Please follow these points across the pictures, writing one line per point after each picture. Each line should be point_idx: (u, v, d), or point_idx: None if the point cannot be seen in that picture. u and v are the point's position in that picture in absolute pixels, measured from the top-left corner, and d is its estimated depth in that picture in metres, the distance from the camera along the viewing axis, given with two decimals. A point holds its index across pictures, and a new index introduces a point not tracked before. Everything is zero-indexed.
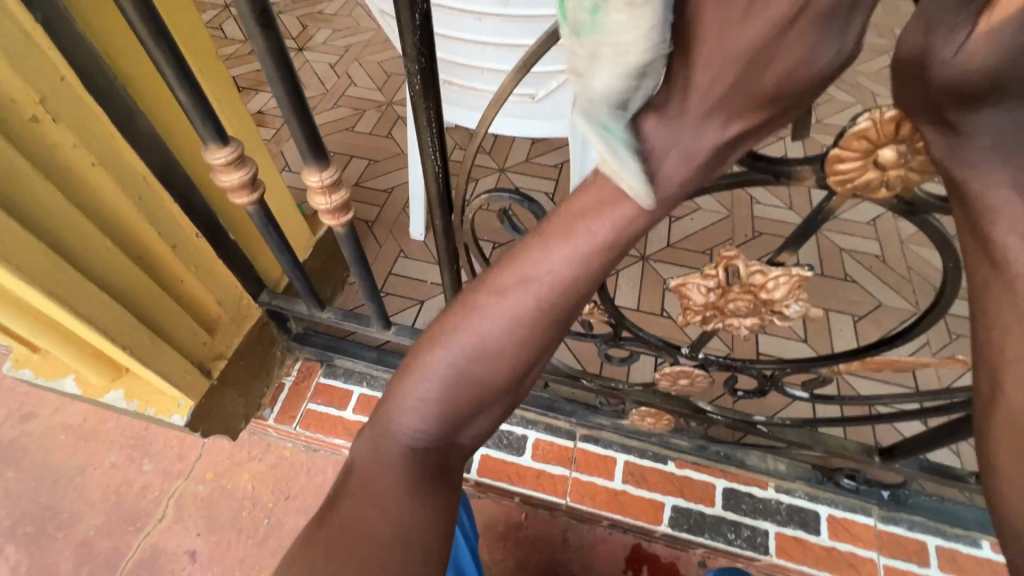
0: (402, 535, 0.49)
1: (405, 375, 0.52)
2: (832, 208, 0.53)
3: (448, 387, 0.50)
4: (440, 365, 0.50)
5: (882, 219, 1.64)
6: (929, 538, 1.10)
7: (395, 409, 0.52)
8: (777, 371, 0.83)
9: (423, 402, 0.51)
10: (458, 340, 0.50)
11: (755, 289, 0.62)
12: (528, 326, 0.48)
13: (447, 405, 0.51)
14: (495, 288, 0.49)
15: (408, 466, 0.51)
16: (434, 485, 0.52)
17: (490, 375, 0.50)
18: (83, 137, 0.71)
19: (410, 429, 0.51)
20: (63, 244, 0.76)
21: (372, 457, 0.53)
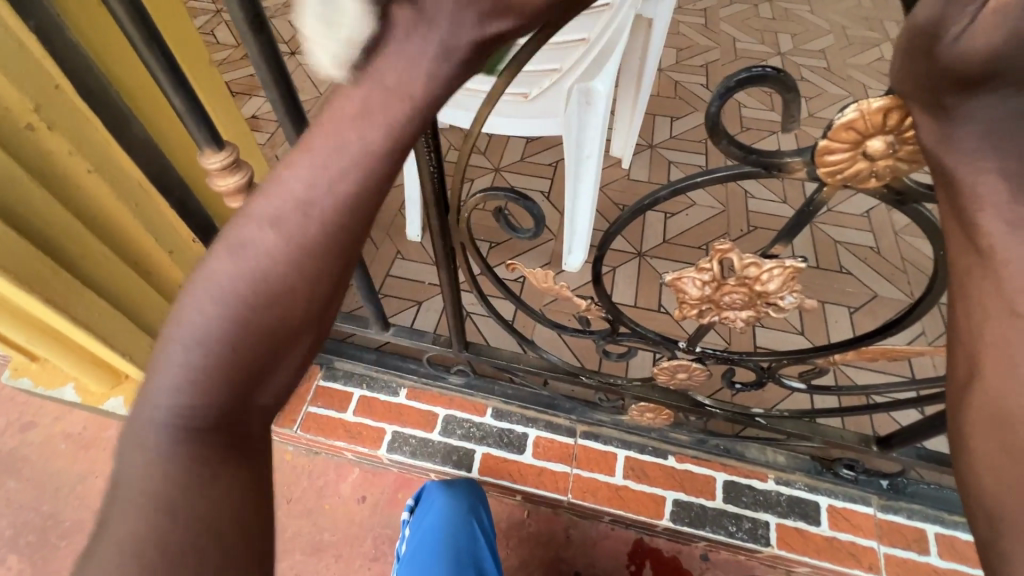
0: (196, 533, 0.38)
1: (162, 347, 0.41)
2: (822, 199, 0.53)
3: (222, 338, 0.40)
4: (209, 318, 0.40)
5: (876, 210, 1.65)
6: (928, 525, 1.11)
7: (156, 388, 0.40)
8: (774, 363, 0.84)
9: (194, 368, 0.40)
10: (227, 280, 0.41)
11: (749, 281, 0.62)
12: (324, 255, 0.42)
13: (227, 360, 0.41)
14: (268, 218, 0.41)
15: (188, 452, 0.39)
16: (231, 464, 0.41)
17: (279, 311, 0.42)
18: (78, 144, 0.71)
19: (180, 406, 0.40)
20: (58, 251, 0.77)
21: (138, 459, 0.40)
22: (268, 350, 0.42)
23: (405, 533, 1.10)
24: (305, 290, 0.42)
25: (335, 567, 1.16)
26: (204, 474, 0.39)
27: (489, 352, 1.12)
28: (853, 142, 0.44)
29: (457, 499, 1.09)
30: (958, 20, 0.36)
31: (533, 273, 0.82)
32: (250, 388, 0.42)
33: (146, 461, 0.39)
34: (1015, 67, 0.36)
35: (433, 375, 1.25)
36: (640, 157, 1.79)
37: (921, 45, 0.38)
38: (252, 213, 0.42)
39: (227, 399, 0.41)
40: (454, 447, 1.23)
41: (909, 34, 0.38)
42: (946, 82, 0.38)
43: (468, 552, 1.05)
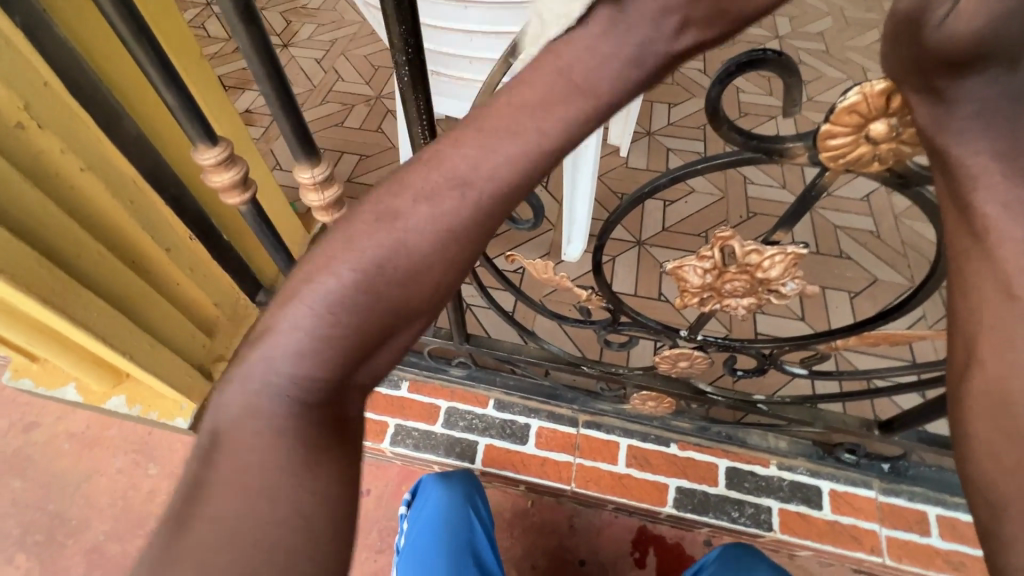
0: (301, 504, 0.39)
1: (283, 315, 0.43)
2: (825, 183, 0.52)
3: (349, 314, 0.42)
4: (342, 291, 0.42)
5: (875, 194, 1.65)
6: (929, 508, 1.12)
7: (281, 348, 0.42)
8: (775, 350, 0.83)
9: (320, 336, 0.42)
10: (368, 254, 0.43)
11: (750, 268, 0.62)
12: (448, 245, 0.44)
13: (352, 335, 0.42)
14: (416, 202, 0.43)
15: (300, 418, 0.41)
16: (335, 438, 0.42)
17: (406, 295, 0.44)
18: (70, 142, 0.70)
19: (304, 371, 0.42)
20: (56, 251, 0.76)
21: (252, 414, 0.41)
22: (386, 331, 0.44)
23: (404, 526, 1.11)
24: (430, 280, 0.44)
25: None
26: (309, 442, 0.41)
27: (490, 344, 1.12)
28: (855, 126, 0.44)
29: (452, 490, 1.09)
30: (941, 6, 0.36)
31: (532, 264, 0.82)
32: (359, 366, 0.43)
33: (260, 418, 0.41)
34: (1002, 45, 0.36)
35: (434, 367, 1.25)
36: (639, 145, 1.77)
37: (906, 30, 0.38)
38: (399, 194, 0.44)
39: (342, 373, 0.43)
40: (457, 439, 1.23)
41: (895, 21, 0.38)
42: (932, 63, 0.37)
43: (466, 540, 1.07)
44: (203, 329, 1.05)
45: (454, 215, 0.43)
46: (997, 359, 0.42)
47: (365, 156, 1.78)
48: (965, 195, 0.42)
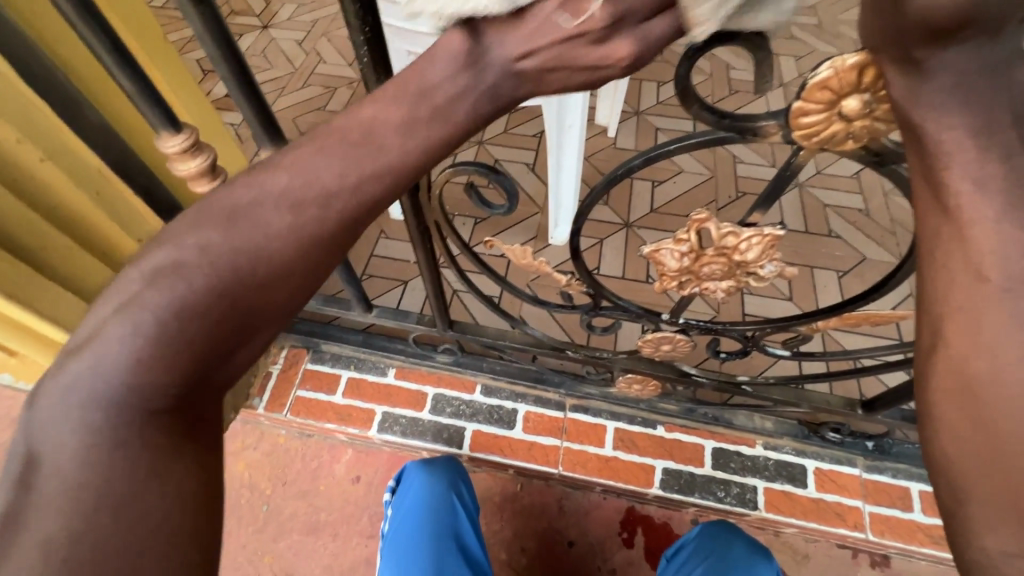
0: (146, 513, 0.36)
1: (119, 311, 0.38)
2: (800, 162, 0.50)
3: (198, 309, 0.39)
4: (191, 292, 0.39)
5: (865, 171, 1.63)
6: (912, 483, 1.13)
7: (114, 353, 0.38)
8: (757, 332, 0.82)
9: (160, 341, 0.38)
10: (221, 252, 0.40)
11: (727, 251, 0.61)
12: (312, 250, 0.42)
13: (199, 338, 0.39)
14: (283, 200, 0.41)
15: (139, 431, 0.37)
16: (183, 450, 0.39)
17: (263, 295, 0.41)
18: (28, 132, 0.67)
19: (140, 379, 0.37)
20: (21, 245, 0.75)
21: (80, 431, 0.37)
22: (242, 335, 0.41)
23: (387, 512, 1.11)
24: (291, 273, 0.41)
25: (333, 545, 1.18)
26: (149, 456, 0.37)
27: (475, 330, 1.11)
28: (827, 103, 0.42)
29: (433, 477, 1.10)
30: None
31: (511, 249, 0.80)
32: (213, 365, 0.40)
33: (89, 434, 0.37)
34: (984, 14, 0.34)
35: (420, 354, 1.25)
36: (627, 125, 1.75)
37: None
38: (263, 188, 0.41)
39: (190, 380, 0.39)
40: (444, 425, 1.23)
41: None
42: (914, 33, 0.35)
43: (449, 526, 1.07)
44: None
45: (327, 222, 0.41)
46: (961, 338, 0.41)
47: None
48: (937, 174, 0.40)
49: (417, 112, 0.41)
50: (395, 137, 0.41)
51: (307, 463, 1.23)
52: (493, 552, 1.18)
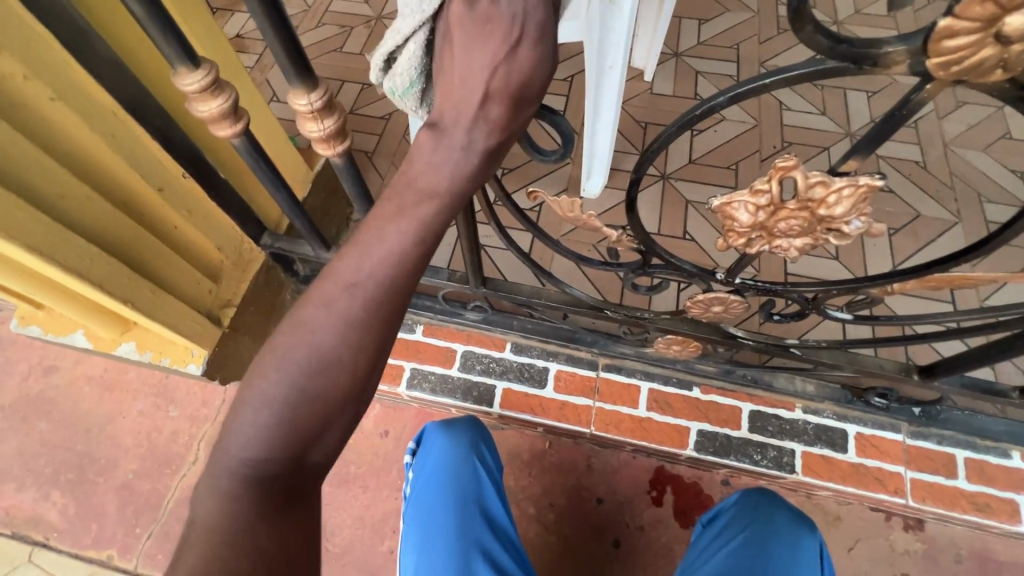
0: None
1: (230, 415, 0.43)
2: (922, 98, 0.43)
3: (284, 404, 0.42)
4: (270, 386, 0.42)
5: (925, 121, 1.51)
6: (959, 451, 1.10)
7: (222, 450, 0.43)
8: (820, 294, 0.77)
9: (255, 429, 0.42)
10: (288, 350, 0.43)
11: (813, 204, 0.54)
12: (369, 327, 0.43)
13: (283, 423, 0.42)
14: (329, 300, 0.43)
15: (243, 513, 0.41)
16: (279, 533, 0.42)
17: (331, 381, 0.43)
18: (34, 67, 0.61)
19: (244, 467, 0.42)
20: (37, 195, 0.68)
21: (203, 517, 0.42)
22: (323, 420, 0.43)
23: (410, 474, 1.10)
24: (356, 360, 0.43)
25: (363, 497, 1.20)
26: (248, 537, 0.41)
27: (508, 288, 1.06)
28: (985, 20, 0.34)
29: (456, 439, 1.09)
30: None
31: (556, 201, 0.73)
32: (303, 452, 0.43)
33: (208, 512, 0.42)
34: None
35: (449, 311, 1.21)
36: (665, 68, 1.62)
37: None
38: (313, 294, 0.43)
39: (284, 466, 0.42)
40: (474, 382, 1.21)
41: None
42: None
43: (472, 491, 1.06)
44: (208, 274, 0.97)
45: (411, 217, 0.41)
46: None
47: (368, 86, 1.66)
48: None
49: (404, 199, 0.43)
50: (389, 224, 0.43)
51: None
52: (522, 507, 1.18)
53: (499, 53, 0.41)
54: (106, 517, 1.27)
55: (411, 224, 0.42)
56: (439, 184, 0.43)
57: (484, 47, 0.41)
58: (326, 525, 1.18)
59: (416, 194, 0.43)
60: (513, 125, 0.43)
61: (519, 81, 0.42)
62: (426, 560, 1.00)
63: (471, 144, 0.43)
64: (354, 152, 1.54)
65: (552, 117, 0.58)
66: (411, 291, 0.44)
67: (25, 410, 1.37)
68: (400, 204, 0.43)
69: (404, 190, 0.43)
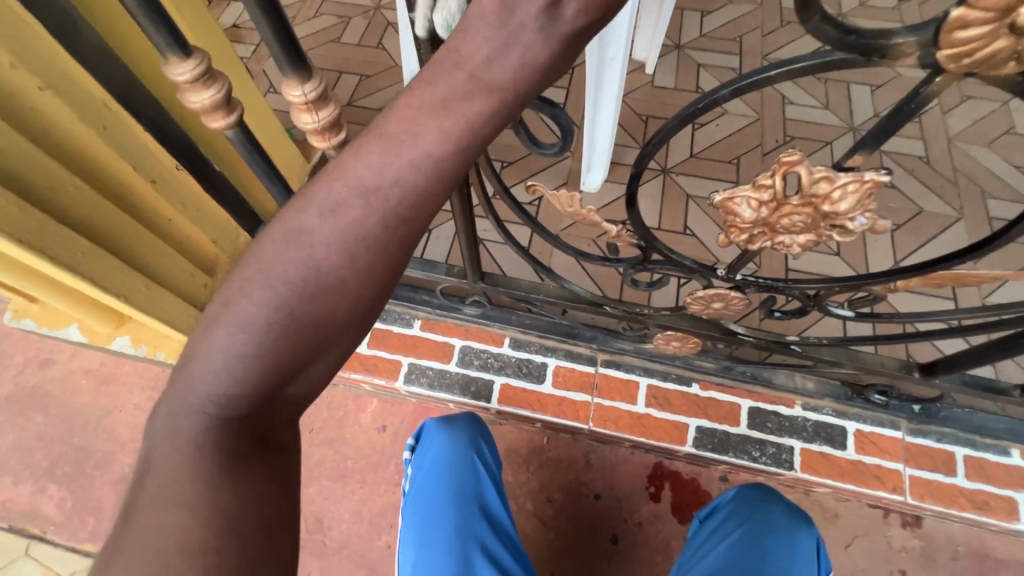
0: (220, 525, 0.37)
1: (205, 333, 0.39)
2: (932, 91, 0.42)
3: (269, 329, 0.38)
4: (254, 309, 0.38)
5: (929, 115, 1.50)
6: (958, 448, 1.09)
7: (196, 373, 0.39)
8: (822, 291, 0.75)
9: (233, 355, 0.39)
10: (279, 268, 0.38)
11: (816, 200, 0.53)
12: (375, 252, 0.38)
13: (265, 353, 0.39)
14: (332, 212, 0.37)
15: (217, 444, 0.39)
16: (255, 465, 0.40)
17: (325, 308, 0.39)
18: (22, 56, 0.60)
19: (219, 393, 0.39)
20: (27, 187, 0.66)
21: (170, 443, 0.39)
22: (312, 350, 0.40)
23: (409, 470, 1.10)
24: (354, 289, 0.39)
25: (361, 492, 1.20)
26: (221, 468, 0.38)
27: (506, 283, 1.04)
28: (999, 10, 0.32)
29: (456, 435, 1.08)
30: None
31: (556, 196, 0.72)
32: (285, 381, 0.40)
33: (176, 439, 0.39)
34: None
35: (447, 306, 1.20)
36: (666, 61, 1.60)
37: None
38: (310, 202, 0.38)
39: (263, 396, 0.40)
40: (472, 378, 1.20)
41: None
42: None
43: (472, 490, 1.05)
44: (203, 267, 0.96)
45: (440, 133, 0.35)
46: None
47: (366, 77, 1.64)
48: None
49: (453, 86, 0.34)
50: (424, 124, 0.35)
51: (334, 411, 1.23)
52: (519, 502, 1.18)
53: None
54: (103, 510, 1.27)
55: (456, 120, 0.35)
56: (501, 75, 0.33)
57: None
58: (323, 520, 1.18)
59: (465, 84, 0.34)
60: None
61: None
62: (425, 559, 0.99)
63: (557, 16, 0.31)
64: (352, 144, 1.52)
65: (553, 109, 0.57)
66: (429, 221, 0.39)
67: (21, 403, 1.36)
68: (445, 91, 0.34)
69: (452, 70, 0.34)
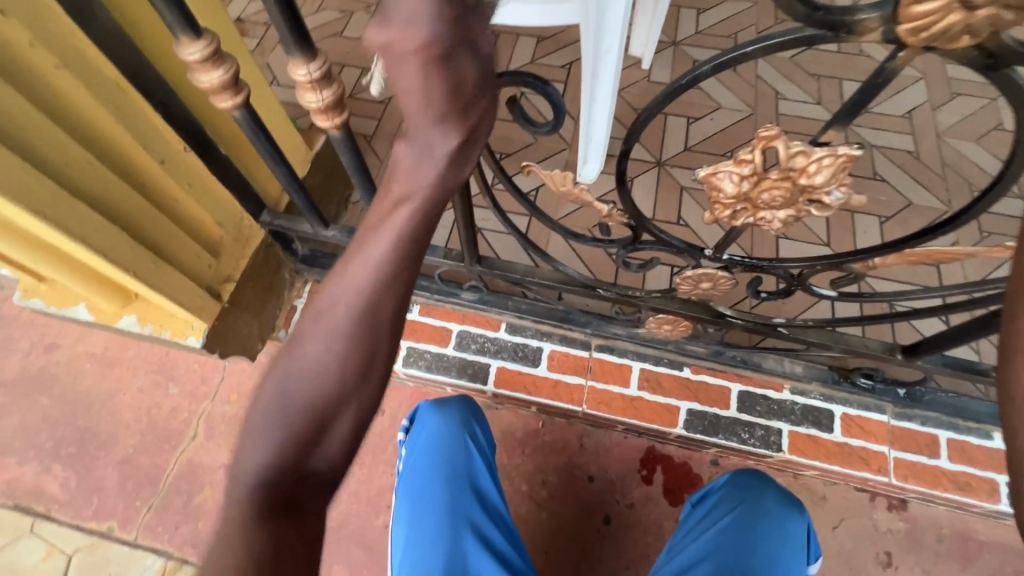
0: None
1: (238, 434, 0.43)
2: (897, 66, 0.45)
3: (286, 409, 0.43)
4: (271, 396, 0.43)
5: (918, 111, 1.53)
6: (941, 431, 1.12)
7: (232, 468, 0.43)
8: (805, 270, 0.78)
9: (259, 443, 0.42)
10: (286, 363, 0.44)
11: (794, 173, 0.56)
12: (361, 325, 0.44)
13: (286, 434, 0.42)
14: (320, 306, 0.44)
15: (252, 529, 0.40)
16: (293, 542, 0.41)
17: (330, 381, 0.43)
18: (40, 34, 0.63)
19: (253, 480, 0.41)
20: (42, 160, 0.69)
21: (215, 541, 0.41)
22: (328, 424, 0.43)
23: (404, 450, 1.13)
24: (352, 358, 0.44)
25: (359, 473, 1.23)
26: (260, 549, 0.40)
27: (502, 267, 1.07)
28: None
29: (449, 416, 1.11)
30: None
31: (549, 175, 0.75)
32: (309, 457, 0.42)
33: (219, 537, 0.41)
34: None
35: (445, 292, 1.23)
36: (662, 57, 1.64)
37: None
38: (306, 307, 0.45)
39: (291, 476, 0.42)
40: (469, 361, 1.23)
41: None
42: None
43: (464, 467, 1.08)
44: (208, 249, 1.00)
45: (393, 224, 0.44)
46: None
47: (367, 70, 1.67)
48: None
49: (386, 202, 0.45)
50: (375, 227, 0.44)
51: None
52: (514, 484, 1.21)
53: (420, 75, 0.43)
54: (107, 490, 1.29)
55: (396, 219, 0.44)
56: (420, 185, 0.45)
57: (408, 71, 0.43)
58: None
59: (394, 198, 0.45)
60: (473, 124, 0.46)
61: (449, 90, 0.44)
62: (415, 532, 1.01)
63: (434, 148, 0.45)
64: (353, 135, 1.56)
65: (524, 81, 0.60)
66: (401, 289, 0.44)
67: (27, 385, 1.39)
68: (385, 206, 0.45)
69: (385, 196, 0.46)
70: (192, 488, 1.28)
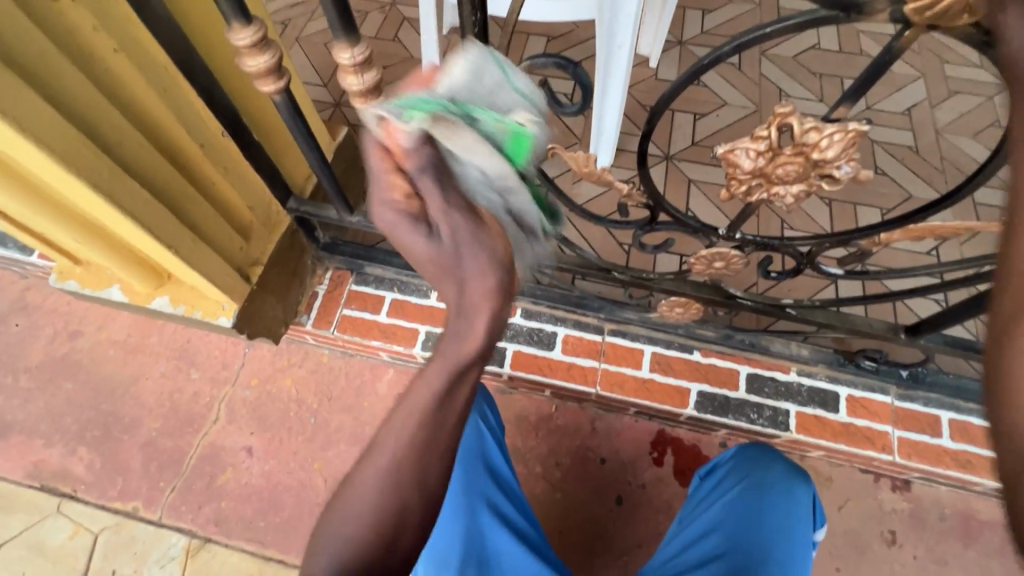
0: None
1: (313, 542, 0.55)
2: (903, 44, 0.49)
3: (349, 531, 0.53)
4: (338, 518, 0.54)
5: (918, 108, 1.58)
6: (943, 412, 1.16)
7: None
8: (814, 248, 0.83)
9: (326, 557, 0.53)
10: (352, 492, 0.55)
11: (807, 148, 0.60)
12: (407, 465, 0.54)
13: (347, 552, 0.52)
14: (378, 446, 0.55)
15: None
16: None
17: (382, 510, 0.53)
18: (102, 20, 0.67)
19: None
20: (100, 139, 0.73)
21: None
22: (379, 550, 0.53)
23: None
24: (399, 496, 0.53)
25: None
26: None
27: None
28: None
29: None
30: None
31: (573, 157, 0.79)
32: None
33: None
34: None
35: None
36: (669, 56, 1.69)
37: None
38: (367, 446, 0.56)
39: None
40: None
41: None
42: None
43: (476, 446, 1.11)
44: (239, 233, 1.05)
45: (426, 389, 0.54)
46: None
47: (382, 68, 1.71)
48: None
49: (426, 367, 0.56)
50: (416, 390, 0.55)
51: (351, 380, 1.35)
52: (529, 465, 1.24)
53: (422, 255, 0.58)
54: (131, 471, 1.33)
55: (430, 385, 0.54)
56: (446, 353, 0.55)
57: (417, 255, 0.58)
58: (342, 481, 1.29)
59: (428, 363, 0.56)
60: (477, 292, 0.56)
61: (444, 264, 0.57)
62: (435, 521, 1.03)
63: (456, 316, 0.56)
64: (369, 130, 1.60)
65: (532, 243, 0.67)
66: (436, 442, 0.54)
67: (52, 371, 1.43)
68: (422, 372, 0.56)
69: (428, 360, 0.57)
70: (214, 469, 1.32)
